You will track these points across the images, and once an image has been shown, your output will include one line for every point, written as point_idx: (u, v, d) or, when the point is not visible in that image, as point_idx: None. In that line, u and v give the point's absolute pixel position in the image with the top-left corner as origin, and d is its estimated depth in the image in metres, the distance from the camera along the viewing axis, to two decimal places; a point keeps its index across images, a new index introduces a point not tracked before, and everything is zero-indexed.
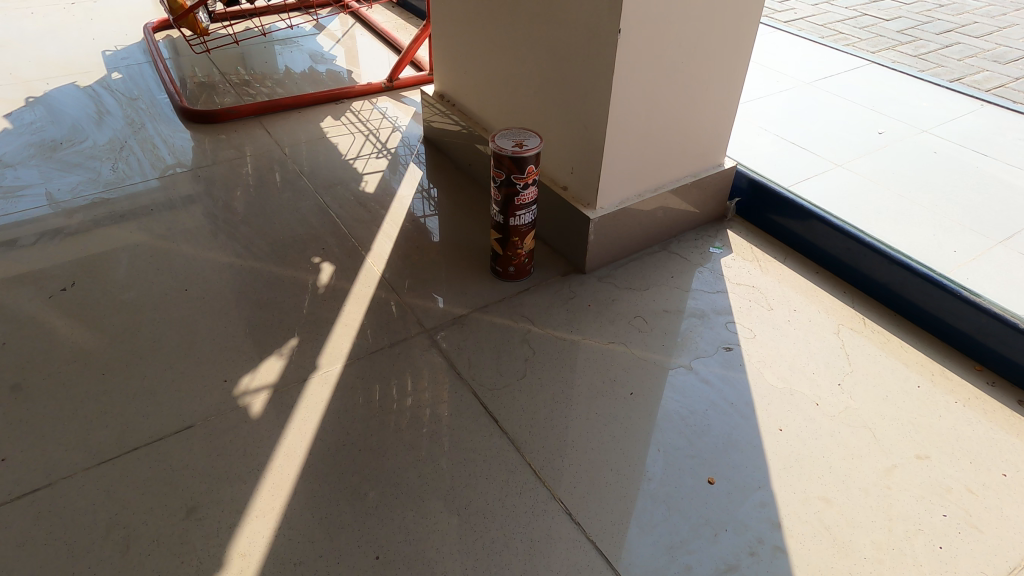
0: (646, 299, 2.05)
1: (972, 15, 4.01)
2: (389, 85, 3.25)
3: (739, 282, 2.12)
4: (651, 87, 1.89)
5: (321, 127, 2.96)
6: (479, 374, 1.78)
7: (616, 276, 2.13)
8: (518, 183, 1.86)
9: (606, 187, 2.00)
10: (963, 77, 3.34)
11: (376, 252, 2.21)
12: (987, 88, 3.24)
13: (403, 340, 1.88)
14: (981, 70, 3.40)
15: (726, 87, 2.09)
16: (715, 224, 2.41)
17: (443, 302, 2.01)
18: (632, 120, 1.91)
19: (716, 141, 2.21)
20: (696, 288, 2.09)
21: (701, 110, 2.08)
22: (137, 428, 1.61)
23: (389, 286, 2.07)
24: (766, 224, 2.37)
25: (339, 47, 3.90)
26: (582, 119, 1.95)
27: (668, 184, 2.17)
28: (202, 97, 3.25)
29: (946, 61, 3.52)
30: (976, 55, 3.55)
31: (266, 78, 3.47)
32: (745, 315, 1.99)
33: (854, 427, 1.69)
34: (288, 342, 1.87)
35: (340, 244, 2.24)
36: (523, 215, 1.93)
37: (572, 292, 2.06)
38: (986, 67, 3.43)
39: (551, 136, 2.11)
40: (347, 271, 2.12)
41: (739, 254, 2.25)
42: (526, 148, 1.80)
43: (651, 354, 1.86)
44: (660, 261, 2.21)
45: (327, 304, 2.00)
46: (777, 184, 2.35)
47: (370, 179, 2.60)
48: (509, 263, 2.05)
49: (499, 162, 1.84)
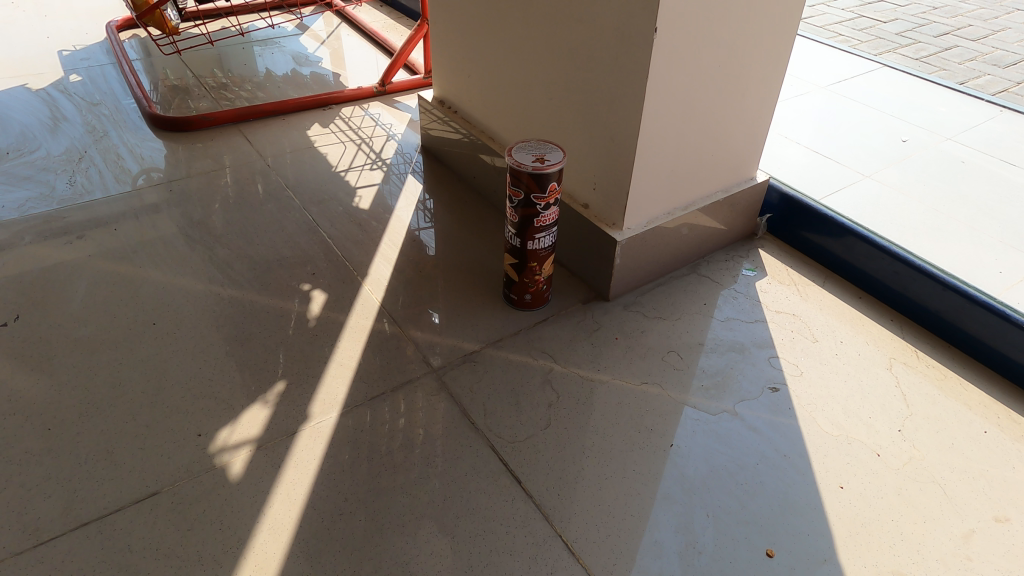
0: (678, 330, 1.83)
1: (965, 18, 3.66)
2: (381, 89, 2.99)
3: (779, 309, 1.91)
4: (685, 95, 1.67)
5: (308, 134, 2.70)
6: (494, 424, 1.54)
7: (643, 304, 1.91)
8: (538, 203, 1.63)
9: (633, 207, 1.78)
10: (967, 80, 3.03)
11: (373, 277, 1.96)
12: (992, 92, 2.93)
13: (407, 383, 1.63)
14: (983, 74, 3.08)
15: (763, 96, 1.88)
16: (745, 243, 2.20)
17: (451, 336, 1.76)
18: (665, 131, 1.69)
19: (749, 155, 2.00)
20: (732, 316, 1.88)
21: (736, 121, 1.87)
22: (91, 497, 1.35)
23: (390, 316, 1.82)
24: (800, 241, 2.16)
25: (325, 49, 3.64)
26: (608, 130, 1.72)
27: (698, 202, 1.96)
28: (174, 102, 2.98)
29: (947, 64, 3.19)
30: (977, 59, 3.23)
31: (246, 81, 3.21)
32: (789, 349, 1.78)
33: (923, 482, 1.46)
34: (274, 387, 1.61)
35: (332, 266, 1.98)
36: (543, 238, 1.70)
37: (596, 323, 1.83)
38: (987, 71, 3.10)
39: (571, 148, 1.89)
40: (343, 299, 1.87)
41: (775, 277, 2.04)
42: (548, 163, 1.57)
43: (688, 397, 1.64)
44: (689, 286, 1.99)
45: (319, 339, 1.74)
46: (811, 199, 2.14)
47: (364, 194, 2.33)
48: (525, 290, 1.81)
49: (517, 180, 1.61)
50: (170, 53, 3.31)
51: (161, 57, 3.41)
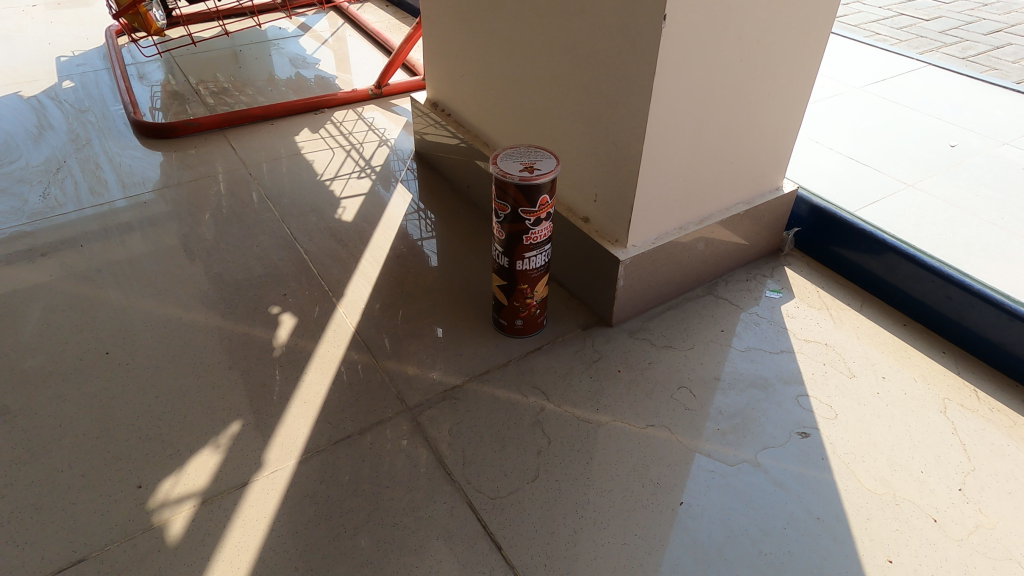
0: (692, 361, 1.60)
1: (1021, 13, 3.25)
2: (377, 92, 2.79)
3: (809, 337, 1.67)
4: (701, 95, 1.44)
5: (295, 140, 2.50)
6: (475, 475, 1.33)
7: (652, 330, 1.69)
8: (528, 218, 1.42)
9: (639, 221, 1.56)
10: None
11: (350, 299, 1.77)
12: None
13: (377, 424, 1.43)
14: None
15: (792, 96, 1.65)
16: (770, 260, 1.96)
17: (432, 369, 1.56)
18: (676, 137, 1.47)
19: (775, 163, 1.77)
20: (753, 346, 1.65)
21: (760, 125, 1.64)
22: (8, 564, 1.18)
23: (364, 345, 1.62)
24: (833, 258, 1.91)
25: (325, 51, 3.46)
26: (611, 135, 1.51)
27: (715, 215, 1.74)
28: (172, 109, 2.83)
29: (1001, 63, 2.86)
30: None
31: (248, 86, 3.05)
32: (821, 385, 1.54)
33: (991, 557, 1.21)
34: (227, 429, 1.43)
35: (306, 288, 1.80)
36: (534, 257, 1.49)
37: (597, 354, 1.61)
38: None
39: (571, 156, 1.68)
40: (314, 324, 1.68)
41: (803, 299, 1.80)
42: (537, 173, 1.36)
43: (702, 443, 1.41)
44: (705, 310, 1.76)
45: (283, 371, 1.55)
46: (846, 211, 1.90)
47: (349, 204, 2.14)
48: (516, 315, 1.60)
49: (502, 192, 1.40)
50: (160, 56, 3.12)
51: (157, 60, 3.25)
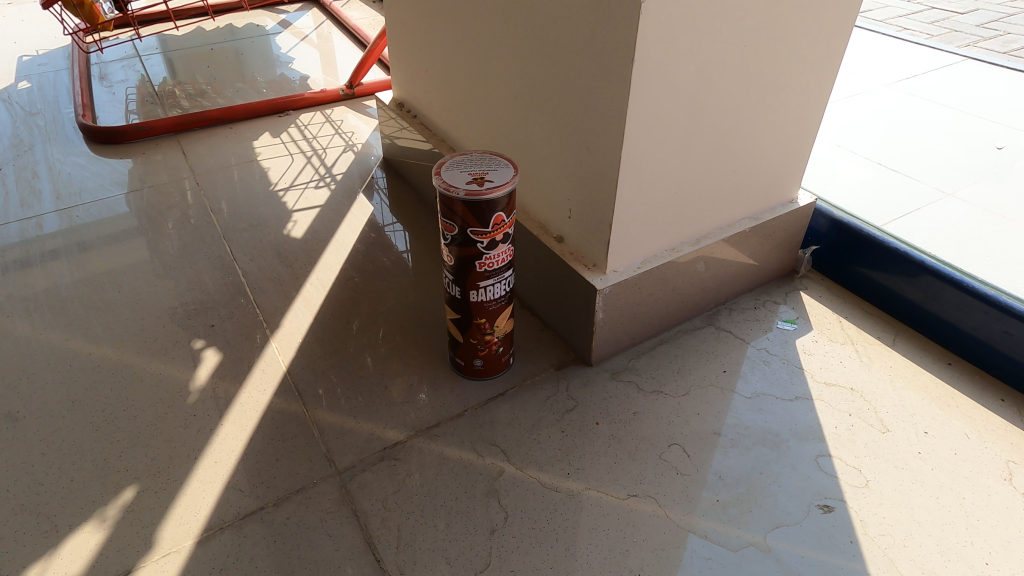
0: (687, 410, 1.33)
1: None
2: (349, 92, 2.49)
3: (829, 381, 1.39)
4: (693, 88, 1.18)
5: (253, 146, 2.25)
6: (409, 563, 1.06)
7: (640, 370, 1.42)
8: (480, 240, 1.15)
9: (620, 242, 1.29)
10: None
11: (288, 333, 1.52)
12: None
13: (296, 491, 1.17)
14: None
15: (807, 92, 1.38)
16: (783, 282, 1.68)
17: (372, 420, 1.30)
18: (663, 139, 1.21)
19: (787, 172, 1.49)
20: (762, 391, 1.38)
21: (768, 127, 1.37)
22: None
23: (295, 389, 1.38)
24: (858, 282, 1.62)
25: (301, 46, 3.08)
26: (584, 137, 1.24)
27: (715, 233, 1.46)
28: (143, 108, 2.57)
29: None
30: None
31: (227, 88, 2.74)
32: (846, 444, 1.26)
33: None
34: (118, 497, 1.17)
35: (240, 319, 1.56)
36: (492, 286, 1.22)
37: (572, 401, 1.34)
38: None
39: (542, 164, 1.41)
40: (241, 363, 1.44)
41: (823, 332, 1.52)
42: (489, 185, 1.09)
43: (697, 520, 1.13)
44: (704, 346, 1.49)
45: (194, 422, 1.30)
46: (874, 225, 1.61)
47: (301, 218, 1.90)
48: (474, 355, 1.34)
49: (447, 209, 1.13)
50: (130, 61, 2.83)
51: (125, 61, 2.96)
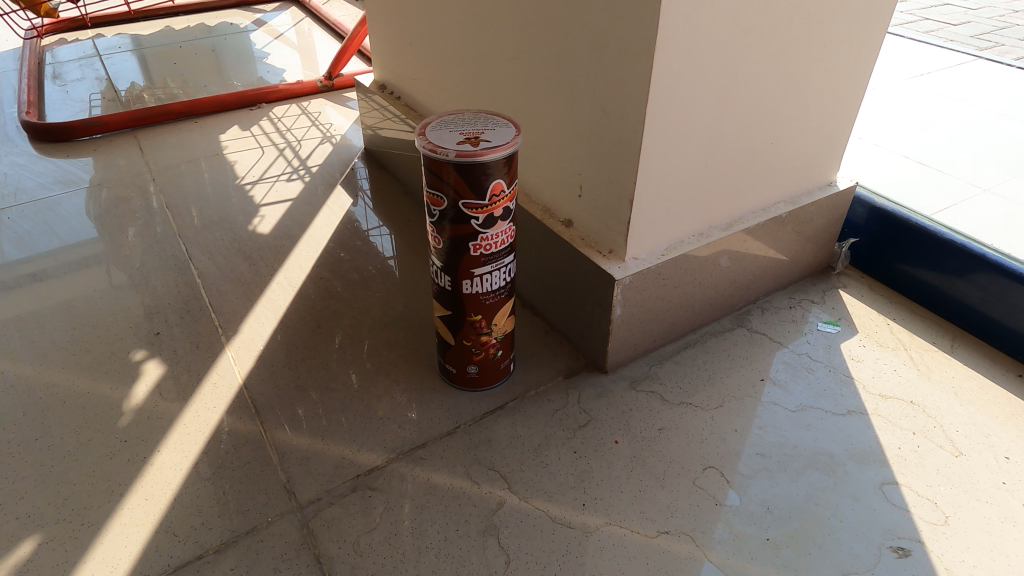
0: (722, 427, 1.11)
1: None
2: (327, 84, 2.29)
3: (885, 393, 1.19)
4: (732, 37, 0.98)
5: (221, 139, 2.03)
6: None
7: (663, 379, 1.20)
8: (474, 216, 0.94)
9: (643, 224, 1.09)
10: None
11: (247, 341, 1.29)
12: None
13: (244, 534, 0.93)
14: None
15: (856, 52, 1.18)
16: (818, 280, 1.48)
17: (345, 442, 1.07)
18: (698, 97, 1.00)
19: (829, 148, 1.30)
20: (809, 404, 1.16)
21: (812, 93, 1.18)
22: None
23: (251, 405, 1.14)
24: (903, 280, 1.43)
25: (277, 44, 2.86)
26: (598, 97, 1.04)
27: (748, 217, 1.26)
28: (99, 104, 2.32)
29: None
30: None
31: (200, 90, 2.46)
32: (914, 469, 1.05)
33: None
34: (16, 549, 0.92)
35: (191, 326, 1.32)
36: (490, 275, 1.01)
37: (584, 416, 1.12)
38: None
39: (546, 137, 1.20)
40: (189, 376, 1.20)
41: (870, 336, 1.32)
42: (485, 146, 0.88)
43: (747, 567, 0.90)
44: (735, 350, 1.28)
45: (124, 449, 1.06)
46: (921, 215, 1.42)
47: (269, 213, 1.68)
48: (468, 360, 1.12)
49: (435, 177, 0.92)
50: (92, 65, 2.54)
51: (83, 61, 2.66)
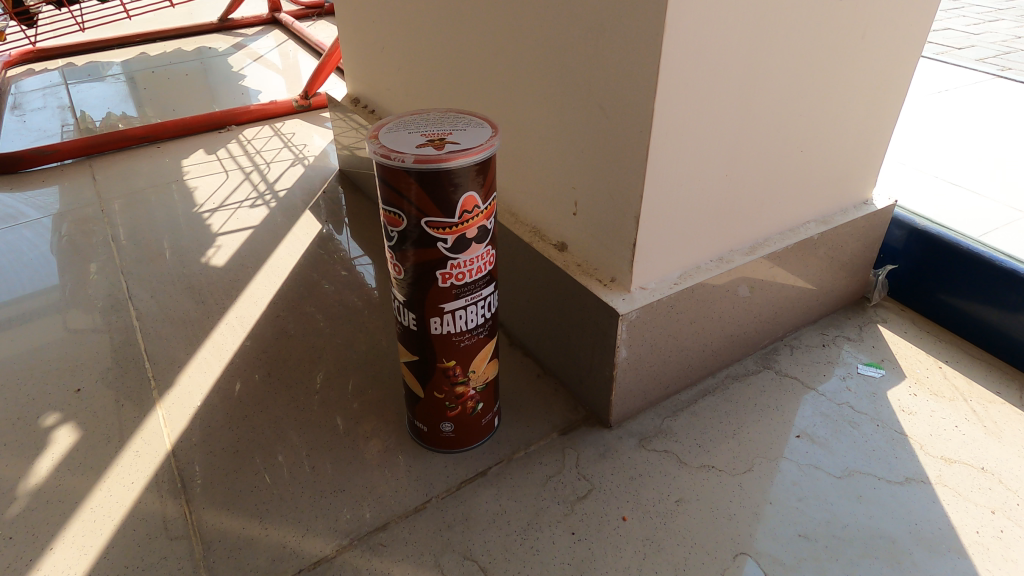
0: (754, 499, 0.90)
1: None
2: (303, 103, 2.14)
3: (949, 456, 0.98)
4: (758, 24, 0.80)
5: (183, 164, 1.87)
6: None
7: (679, 435, 1.00)
8: (441, 238, 0.75)
9: (651, 248, 0.90)
10: None
11: (184, 395, 1.08)
12: None
13: None
14: None
15: (902, 43, 1.00)
16: (852, 313, 1.29)
17: (287, 523, 0.86)
18: (717, 95, 0.82)
19: (866, 157, 1.11)
20: (857, 467, 0.96)
21: (850, 92, 0.99)
22: None
23: (176, 479, 0.93)
24: (953, 316, 1.24)
25: (255, 67, 2.73)
26: (591, 93, 0.85)
27: (774, 239, 1.08)
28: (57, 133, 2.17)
29: None
30: None
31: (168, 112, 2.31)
32: (1001, 559, 0.83)
33: None
34: None
35: (118, 380, 1.12)
36: (464, 312, 0.81)
37: (584, 486, 0.91)
38: None
39: (533, 147, 1.02)
40: (106, 442, 1.00)
41: (921, 383, 1.12)
42: (451, 149, 0.70)
43: None
44: (763, 398, 1.08)
45: (10, 542, 0.85)
46: (970, 238, 1.24)
47: (225, 243, 1.49)
48: (441, 415, 0.91)
49: (390, 189, 0.73)
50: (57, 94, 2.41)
51: (47, 89, 2.53)
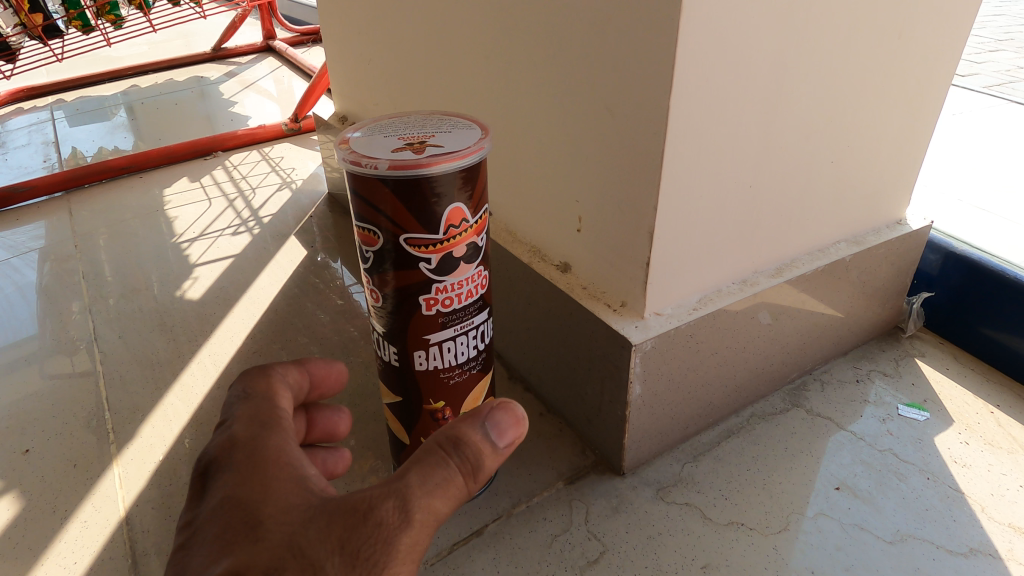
0: (792, 565, 0.77)
1: None
2: (294, 127, 2.07)
3: (1019, 524, 0.83)
4: (782, 22, 0.70)
5: (166, 193, 1.79)
6: None
7: (702, 484, 0.87)
8: (424, 258, 0.64)
9: (666, 271, 0.79)
10: None
11: (145, 449, 0.97)
12: None
13: None
14: None
15: (938, 48, 0.90)
16: (885, 344, 1.18)
17: None
18: (740, 97, 0.72)
19: (900, 171, 1.01)
20: (909, 531, 0.82)
21: (883, 98, 0.89)
22: None
23: (126, 552, 0.81)
24: (1000, 353, 1.12)
25: (247, 94, 2.68)
26: (595, 94, 0.76)
27: (801, 259, 0.97)
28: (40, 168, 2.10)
29: None
30: None
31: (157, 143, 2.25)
32: None
33: None
34: None
35: (74, 435, 1.00)
36: (453, 343, 0.70)
37: (595, 553, 0.78)
38: None
39: (531, 163, 0.92)
40: (51, 509, 0.88)
41: (973, 432, 0.99)
42: (433, 153, 0.60)
43: None
44: (795, 440, 0.96)
45: None
46: (1015, 266, 1.12)
47: (203, 275, 1.40)
48: None
49: (364, 203, 0.63)
50: (47, 133, 2.36)
51: (35, 127, 2.48)
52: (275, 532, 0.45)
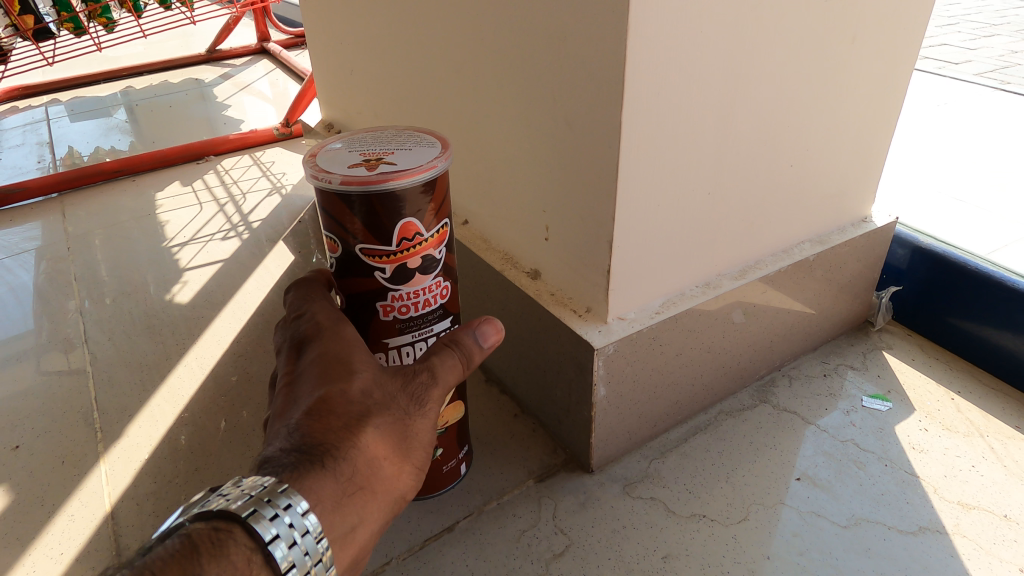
0: (749, 552, 0.81)
1: None
2: (285, 131, 2.10)
3: (968, 501, 0.88)
4: (727, 35, 0.73)
5: (158, 197, 1.82)
6: None
7: (667, 479, 0.91)
8: (379, 267, 0.68)
9: (627, 277, 0.83)
10: None
11: (133, 448, 1.01)
12: None
13: None
14: None
15: (890, 52, 0.93)
16: (855, 339, 1.21)
17: None
18: (691, 107, 0.75)
19: (861, 171, 1.04)
20: (863, 515, 0.86)
21: (838, 102, 0.92)
22: None
23: (110, 546, 0.85)
24: (966, 342, 1.15)
25: (240, 96, 2.70)
26: (554, 107, 0.79)
27: (766, 261, 1.00)
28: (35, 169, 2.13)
29: None
30: None
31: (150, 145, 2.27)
32: None
33: None
34: None
35: (64, 433, 1.04)
36: (414, 350, 0.74)
37: (561, 545, 0.82)
38: None
39: (501, 171, 0.95)
40: (41, 504, 0.92)
41: (934, 419, 1.02)
42: (385, 170, 0.63)
43: None
44: (761, 436, 1.00)
45: None
46: (979, 257, 1.15)
47: (191, 278, 1.43)
48: None
49: (325, 214, 0.66)
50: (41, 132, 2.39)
51: (29, 126, 2.50)
52: (363, 369, 0.59)
